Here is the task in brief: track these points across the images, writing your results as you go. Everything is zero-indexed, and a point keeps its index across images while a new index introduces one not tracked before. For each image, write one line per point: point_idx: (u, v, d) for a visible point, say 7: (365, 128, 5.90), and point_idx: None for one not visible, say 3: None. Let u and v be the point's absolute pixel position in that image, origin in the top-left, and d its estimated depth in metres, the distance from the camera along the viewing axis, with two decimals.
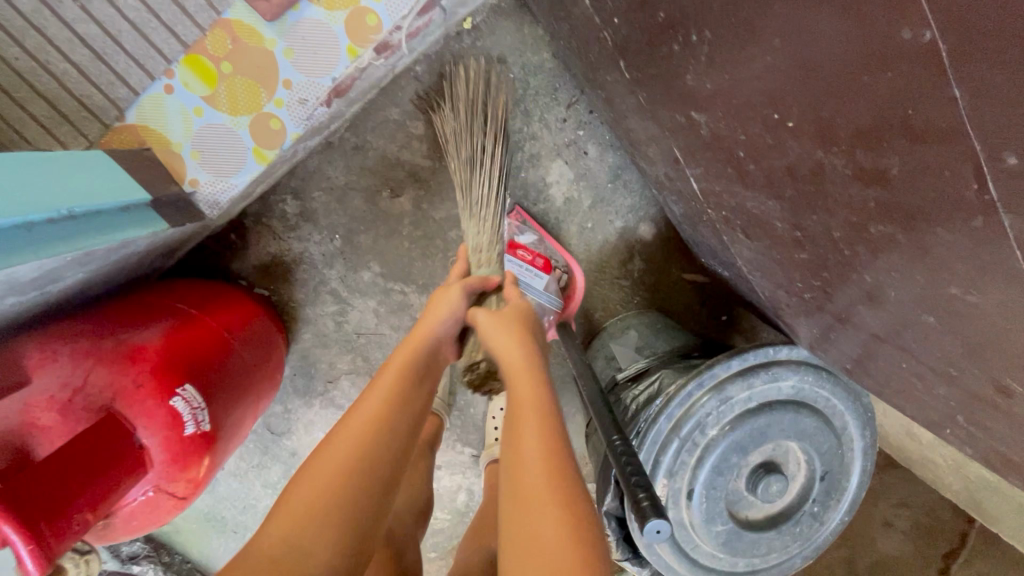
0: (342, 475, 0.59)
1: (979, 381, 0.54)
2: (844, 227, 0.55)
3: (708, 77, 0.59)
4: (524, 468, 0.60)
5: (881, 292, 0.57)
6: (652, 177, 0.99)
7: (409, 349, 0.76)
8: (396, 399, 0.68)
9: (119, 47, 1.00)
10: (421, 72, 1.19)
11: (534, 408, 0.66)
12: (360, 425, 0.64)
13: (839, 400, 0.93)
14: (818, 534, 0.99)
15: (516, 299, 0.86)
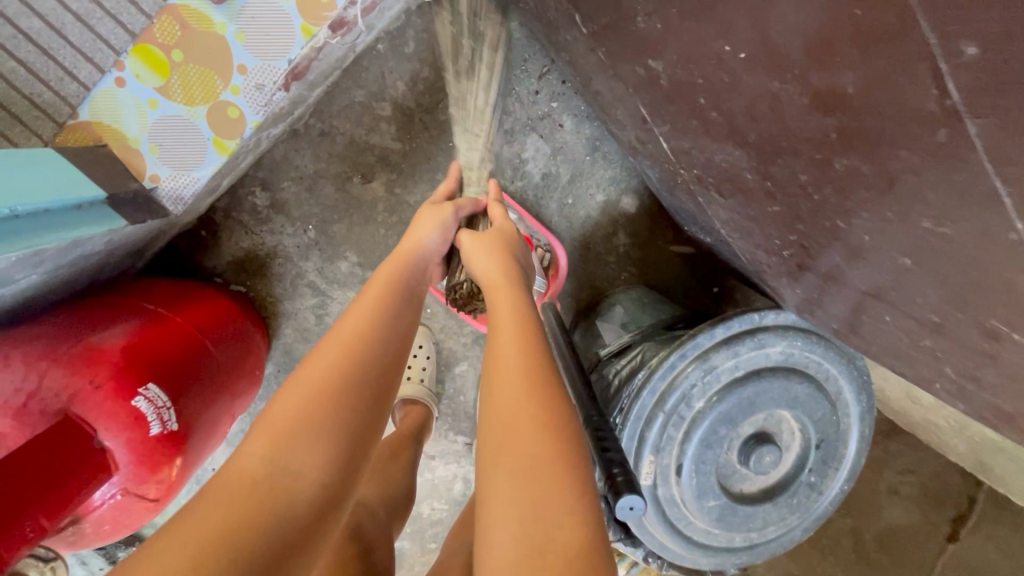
0: (335, 374, 0.57)
1: (966, 330, 0.50)
2: (811, 168, 0.53)
3: (657, 17, 0.57)
4: (503, 352, 0.60)
5: (858, 241, 0.54)
6: (627, 143, 0.94)
7: (393, 262, 0.77)
8: (380, 306, 0.68)
9: (64, 40, 0.95)
10: (384, 50, 1.14)
11: (517, 306, 0.67)
12: (346, 333, 0.62)
13: (831, 364, 0.89)
14: (817, 504, 0.96)
15: (500, 221, 0.88)
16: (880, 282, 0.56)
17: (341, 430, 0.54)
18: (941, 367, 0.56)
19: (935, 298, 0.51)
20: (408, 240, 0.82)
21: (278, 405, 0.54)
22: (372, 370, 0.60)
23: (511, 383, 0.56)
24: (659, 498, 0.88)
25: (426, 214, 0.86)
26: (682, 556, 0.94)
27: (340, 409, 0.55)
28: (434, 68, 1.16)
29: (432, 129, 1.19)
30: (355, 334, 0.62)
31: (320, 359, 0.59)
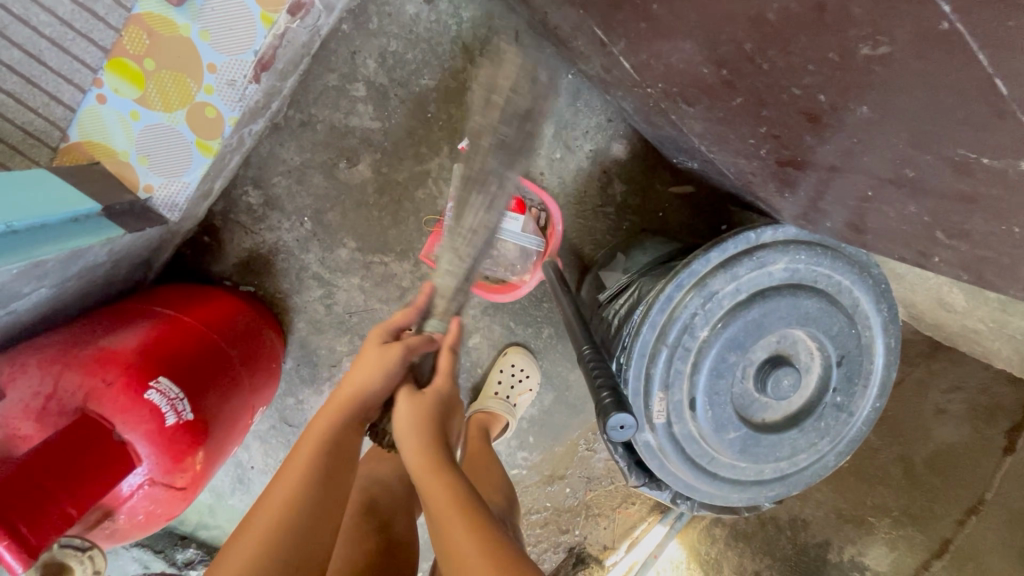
0: (270, 550, 0.62)
1: (935, 171, 0.49)
2: (751, 32, 0.51)
3: None
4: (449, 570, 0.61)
5: (813, 101, 0.52)
6: (597, 78, 0.91)
7: (332, 415, 0.75)
8: (310, 478, 0.69)
9: (45, 67, 0.99)
10: (349, 30, 1.14)
11: (454, 510, 0.66)
12: (276, 513, 0.65)
13: (842, 275, 0.84)
14: (848, 426, 0.91)
15: (439, 378, 0.81)
16: (850, 148, 0.54)
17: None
18: (932, 233, 0.55)
19: (903, 141, 0.49)
20: (345, 384, 0.78)
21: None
22: (312, 556, 0.64)
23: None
24: (676, 437, 0.86)
25: (368, 353, 0.78)
26: (711, 494, 0.91)
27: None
28: (400, 40, 1.15)
29: (408, 103, 1.19)
30: (285, 515, 0.65)
31: (252, 537, 0.63)
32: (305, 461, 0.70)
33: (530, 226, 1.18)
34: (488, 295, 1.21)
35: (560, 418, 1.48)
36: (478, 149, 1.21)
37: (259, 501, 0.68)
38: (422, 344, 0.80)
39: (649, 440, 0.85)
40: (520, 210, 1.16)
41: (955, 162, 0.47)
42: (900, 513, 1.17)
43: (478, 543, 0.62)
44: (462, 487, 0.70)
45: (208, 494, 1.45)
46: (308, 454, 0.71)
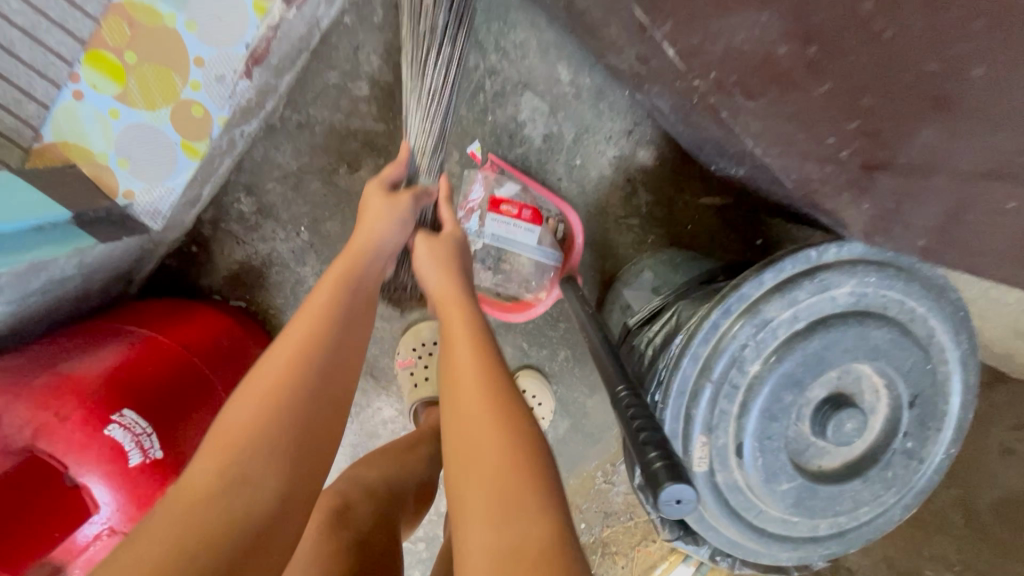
0: (290, 388, 0.59)
1: None
2: None
3: None
4: (460, 372, 0.65)
5: None
6: (629, 74, 0.81)
7: (345, 261, 0.75)
8: (328, 332, 0.66)
9: (12, 59, 0.87)
10: (353, 24, 1.04)
11: (460, 314, 0.74)
12: (291, 360, 0.61)
13: (916, 301, 0.72)
14: (917, 475, 0.78)
15: (450, 229, 0.87)
16: None
17: (301, 411, 0.58)
18: None
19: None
20: (359, 233, 0.78)
21: (241, 420, 0.55)
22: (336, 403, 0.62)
23: (469, 401, 0.62)
24: (719, 486, 0.74)
25: (377, 201, 0.80)
26: (756, 551, 0.79)
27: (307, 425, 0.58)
28: None
29: None
30: (301, 355, 0.62)
31: (271, 376, 0.59)
32: (318, 316, 0.67)
33: (547, 237, 1.09)
34: (504, 314, 1.10)
35: (576, 447, 1.36)
36: (489, 154, 1.11)
37: (277, 345, 0.63)
38: (424, 196, 0.84)
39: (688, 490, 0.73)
40: (537, 221, 1.07)
41: None
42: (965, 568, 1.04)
43: (498, 366, 0.66)
44: (476, 324, 0.72)
45: None
46: (326, 297, 0.69)
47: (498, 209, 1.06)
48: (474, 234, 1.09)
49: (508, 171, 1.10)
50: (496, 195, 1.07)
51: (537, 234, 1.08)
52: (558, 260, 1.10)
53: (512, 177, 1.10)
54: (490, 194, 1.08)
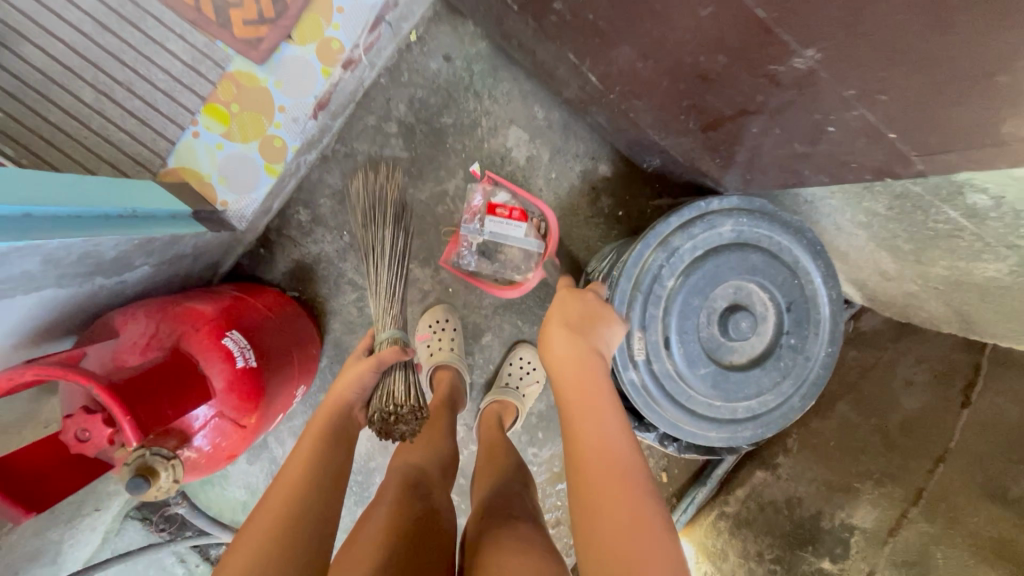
0: (279, 513, 0.73)
1: (757, 83, 0.72)
2: (658, 28, 0.75)
3: None
4: (588, 448, 0.76)
5: (706, 68, 0.76)
6: (577, 101, 1.18)
7: (323, 417, 0.91)
8: (320, 473, 0.81)
9: (156, 112, 1.30)
10: (385, 83, 1.45)
11: (587, 386, 0.83)
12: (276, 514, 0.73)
13: (781, 235, 1.04)
14: (806, 367, 1.06)
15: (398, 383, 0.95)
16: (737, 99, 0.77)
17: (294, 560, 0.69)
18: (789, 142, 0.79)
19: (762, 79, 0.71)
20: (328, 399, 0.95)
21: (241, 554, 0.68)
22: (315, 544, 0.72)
23: (596, 474, 0.73)
24: (657, 374, 1.02)
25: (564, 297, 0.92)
26: (693, 432, 1.05)
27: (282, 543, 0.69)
28: (425, 89, 1.46)
29: (431, 136, 1.47)
30: (291, 489, 0.77)
31: (266, 516, 0.73)
32: (308, 456, 0.84)
33: (531, 231, 1.41)
34: (501, 293, 1.43)
35: None
36: (488, 171, 1.47)
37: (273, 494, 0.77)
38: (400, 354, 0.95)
39: (634, 378, 1.01)
40: (523, 219, 1.39)
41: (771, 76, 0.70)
42: (881, 475, 1.24)
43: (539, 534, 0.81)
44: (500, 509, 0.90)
45: (243, 492, 1.59)
46: (306, 447, 0.85)
47: (493, 211, 1.39)
48: (477, 232, 1.44)
49: (499, 183, 1.45)
50: (491, 201, 1.41)
51: (523, 229, 1.40)
52: (540, 247, 1.42)
53: (503, 188, 1.45)
54: (487, 201, 1.44)
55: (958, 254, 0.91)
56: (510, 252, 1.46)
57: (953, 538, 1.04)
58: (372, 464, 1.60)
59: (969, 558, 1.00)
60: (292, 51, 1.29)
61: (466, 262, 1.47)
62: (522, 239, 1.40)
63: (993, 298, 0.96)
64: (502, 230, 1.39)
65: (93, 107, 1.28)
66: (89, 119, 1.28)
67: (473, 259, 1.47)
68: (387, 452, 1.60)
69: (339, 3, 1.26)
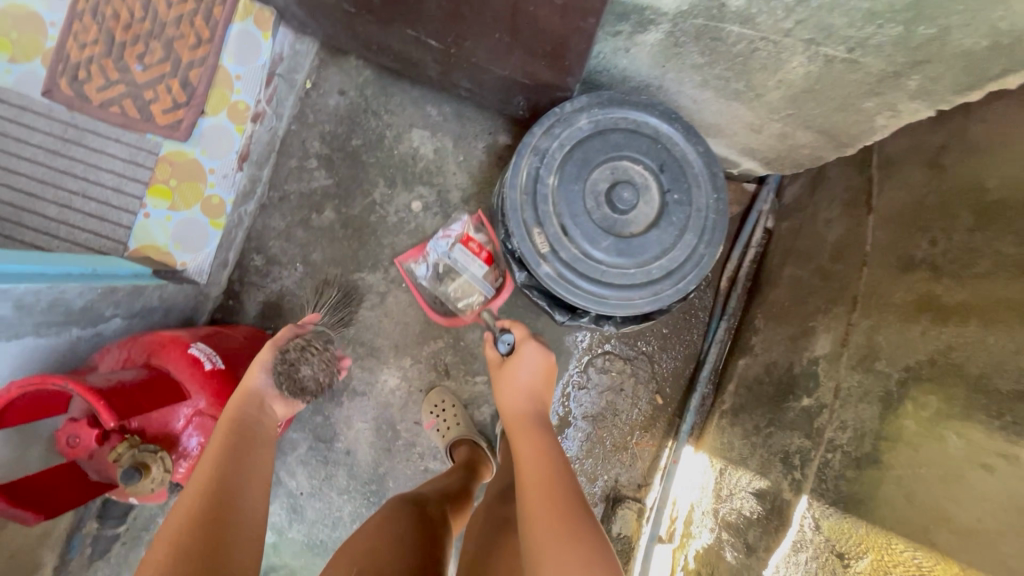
0: (201, 508, 0.83)
1: None
2: None
3: None
4: (537, 477, 0.97)
5: None
6: (444, 75, 1.37)
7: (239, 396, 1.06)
8: (247, 489, 0.92)
9: (110, 205, 1.51)
10: (297, 127, 1.66)
11: (532, 430, 1.11)
12: (182, 519, 0.81)
13: (634, 112, 1.17)
14: (701, 216, 1.16)
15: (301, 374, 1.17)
16: None
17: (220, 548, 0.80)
18: None
19: None
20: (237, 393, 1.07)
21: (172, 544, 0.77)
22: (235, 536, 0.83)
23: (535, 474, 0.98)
24: (566, 260, 1.12)
25: (525, 349, 1.25)
26: (619, 303, 1.14)
27: (220, 505, 0.85)
28: (331, 122, 1.66)
29: (349, 159, 1.67)
30: (210, 485, 0.88)
31: (200, 481, 0.88)
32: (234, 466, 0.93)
33: (489, 276, 1.51)
34: (431, 315, 1.61)
35: None
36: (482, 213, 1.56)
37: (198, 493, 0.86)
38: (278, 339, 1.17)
39: (548, 270, 1.12)
40: (487, 262, 1.49)
41: None
42: (827, 304, 1.29)
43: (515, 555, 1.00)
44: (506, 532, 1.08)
45: (271, 533, 1.66)
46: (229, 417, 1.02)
47: (465, 243, 1.49)
48: (443, 252, 1.52)
49: (484, 225, 1.55)
50: (469, 233, 1.50)
51: (484, 271, 1.51)
52: (487, 293, 1.53)
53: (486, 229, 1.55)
54: (464, 231, 1.51)
55: (770, 67, 1.04)
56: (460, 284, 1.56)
57: (887, 318, 1.07)
58: (381, 469, 1.66)
59: (901, 324, 1.03)
60: (209, 121, 1.53)
61: (421, 272, 1.59)
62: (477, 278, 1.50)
63: (823, 95, 1.07)
64: (462, 260, 1.49)
65: (59, 219, 1.49)
66: (55, 228, 1.49)
67: (427, 270, 1.58)
68: (392, 453, 1.66)
69: (236, 72, 1.52)
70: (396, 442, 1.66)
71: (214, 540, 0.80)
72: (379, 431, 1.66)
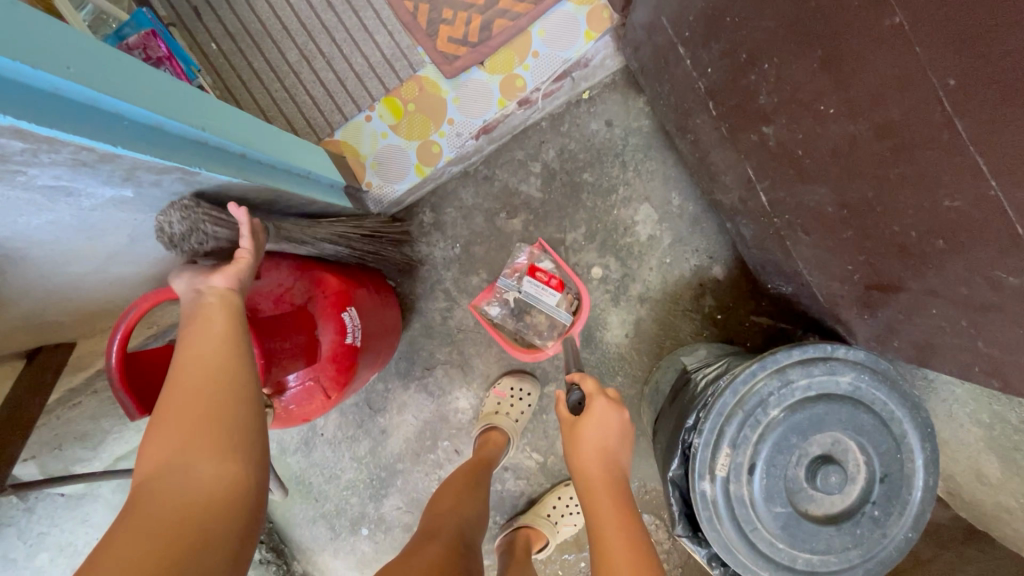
0: (189, 390, 0.66)
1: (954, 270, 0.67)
2: (864, 192, 0.73)
3: (766, 96, 0.82)
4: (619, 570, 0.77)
5: (910, 245, 0.71)
6: (727, 207, 1.22)
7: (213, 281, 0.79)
8: (242, 343, 0.73)
9: (343, 87, 1.42)
10: (546, 126, 1.52)
11: (617, 503, 0.87)
12: (172, 408, 0.64)
13: (896, 404, 1.02)
14: (880, 544, 1.02)
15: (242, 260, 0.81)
16: (930, 287, 0.73)
17: (217, 427, 0.64)
18: (955, 336, 0.74)
19: (965, 272, 0.66)
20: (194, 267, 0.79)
21: (159, 439, 0.62)
22: (235, 409, 0.67)
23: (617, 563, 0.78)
24: (730, 495, 1.01)
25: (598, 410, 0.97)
26: (746, 565, 1.03)
27: (210, 379, 0.67)
28: (579, 143, 1.52)
29: (568, 187, 1.53)
30: (189, 365, 0.68)
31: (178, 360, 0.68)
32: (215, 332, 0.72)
33: (564, 303, 1.44)
34: (515, 351, 1.44)
35: None
36: (540, 238, 1.52)
37: (183, 368, 0.67)
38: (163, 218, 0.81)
39: (706, 491, 1.01)
40: (559, 289, 1.43)
41: (989, 277, 0.63)
42: None
43: None
44: None
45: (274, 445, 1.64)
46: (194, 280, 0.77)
47: (533, 273, 1.44)
48: (513, 288, 1.48)
49: (547, 252, 1.51)
50: (536, 263, 1.45)
51: (557, 298, 1.44)
52: (567, 321, 1.46)
53: (549, 256, 1.50)
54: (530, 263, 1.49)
55: None
56: (537, 320, 1.51)
57: None
58: (399, 466, 1.62)
59: None
60: (479, 75, 1.40)
61: (494, 312, 1.50)
62: (553, 308, 1.43)
63: None
64: (536, 294, 1.42)
65: (293, 68, 1.41)
66: (284, 75, 1.41)
67: (499, 311, 1.51)
68: (418, 460, 1.61)
69: (537, 48, 1.37)
70: (427, 453, 1.61)
71: (212, 423, 0.64)
72: (419, 434, 1.61)
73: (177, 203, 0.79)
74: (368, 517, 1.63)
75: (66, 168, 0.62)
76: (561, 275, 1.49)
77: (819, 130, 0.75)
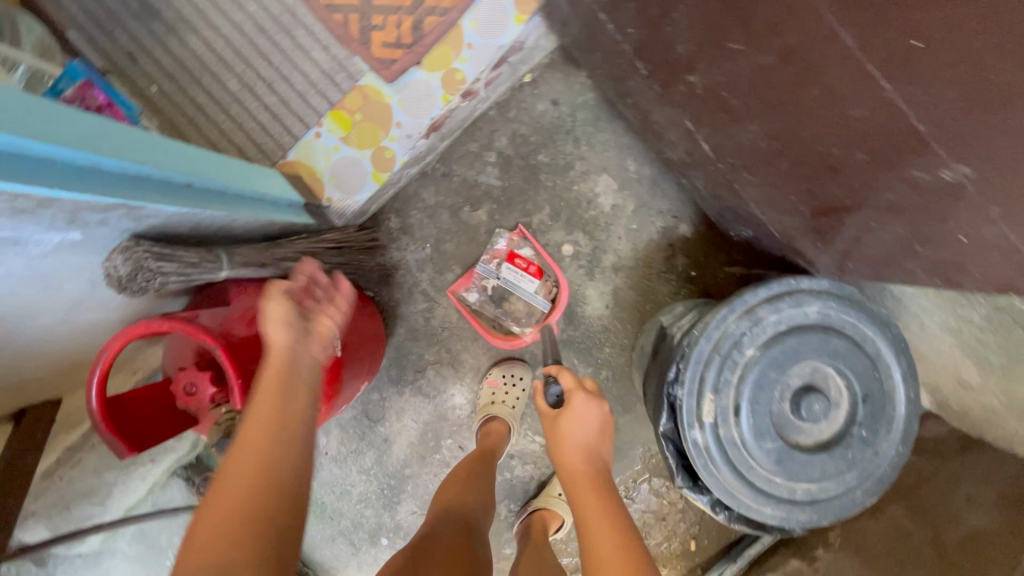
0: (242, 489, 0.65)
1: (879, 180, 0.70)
2: (787, 120, 0.76)
3: (683, 44, 0.85)
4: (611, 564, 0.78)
5: (837, 163, 0.73)
6: (678, 162, 1.24)
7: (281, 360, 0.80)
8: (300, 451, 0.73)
9: (288, 108, 1.43)
10: (494, 115, 1.54)
11: (605, 497, 0.88)
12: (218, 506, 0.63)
13: (866, 325, 1.04)
14: (873, 462, 1.04)
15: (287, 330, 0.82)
16: (864, 201, 0.75)
17: (255, 536, 0.62)
18: (895, 244, 0.77)
19: (889, 179, 0.68)
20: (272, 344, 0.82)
21: (202, 535, 0.61)
22: (290, 512, 0.67)
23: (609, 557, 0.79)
24: (721, 439, 1.03)
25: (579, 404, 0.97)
26: (748, 505, 1.04)
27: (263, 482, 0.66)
28: (529, 126, 1.54)
29: (526, 171, 1.55)
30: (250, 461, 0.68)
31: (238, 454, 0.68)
32: (282, 414, 0.74)
33: (541, 289, 1.51)
34: (493, 338, 1.51)
35: None
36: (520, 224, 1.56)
37: (241, 462, 0.67)
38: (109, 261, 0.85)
39: (698, 439, 1.03)
40: (538, 276, 1.49)
41: (909, 179, 0.66)
42: None
43: None
44: None
45: None
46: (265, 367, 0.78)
47: (512, 261, 1.50)
48: (492, 274, 1.54)
49: (527, 238, 1.55)
50: (514, 250, 1.51)
51: (535, 285, 1.51)
52: (545, 308, 1.52)
53: (529, 243, 1.55)
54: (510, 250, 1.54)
55: None
56: (515, 305, 1.57)
57: None
58: (407, 471, 1.63)
59: None
60: (419, 74, 1.40)
61: (473, 299, 1.55)
62: (531, 294, 1.49)
63: None
64: (515, 280, 1.48)
65: (236, 98, 1.42)
66: (228, 105, 1.42)
67: (478, 297, 1.56)
68: (424, 462, 1.63)
69: (470, 40, 1.38)
70: (433, 454, 1.63)
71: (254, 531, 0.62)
72: (421, 437, 1.62)
73: (117, 246, 0.83)
74: (385, 527, 1.65)
75: (6, 218, 0.62)
76: (541, 261, 1.54)
77: (735, 68, 0.77)
